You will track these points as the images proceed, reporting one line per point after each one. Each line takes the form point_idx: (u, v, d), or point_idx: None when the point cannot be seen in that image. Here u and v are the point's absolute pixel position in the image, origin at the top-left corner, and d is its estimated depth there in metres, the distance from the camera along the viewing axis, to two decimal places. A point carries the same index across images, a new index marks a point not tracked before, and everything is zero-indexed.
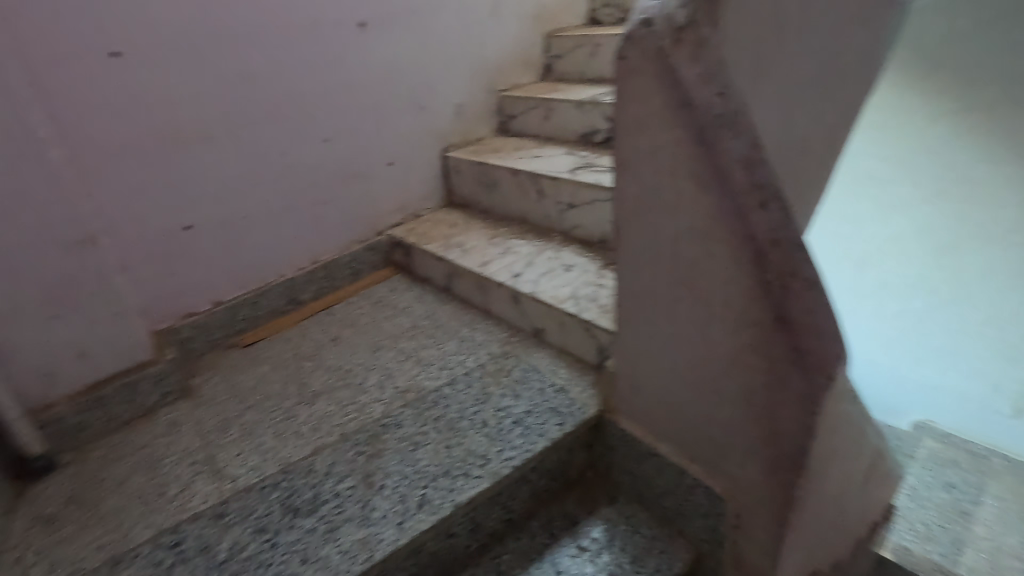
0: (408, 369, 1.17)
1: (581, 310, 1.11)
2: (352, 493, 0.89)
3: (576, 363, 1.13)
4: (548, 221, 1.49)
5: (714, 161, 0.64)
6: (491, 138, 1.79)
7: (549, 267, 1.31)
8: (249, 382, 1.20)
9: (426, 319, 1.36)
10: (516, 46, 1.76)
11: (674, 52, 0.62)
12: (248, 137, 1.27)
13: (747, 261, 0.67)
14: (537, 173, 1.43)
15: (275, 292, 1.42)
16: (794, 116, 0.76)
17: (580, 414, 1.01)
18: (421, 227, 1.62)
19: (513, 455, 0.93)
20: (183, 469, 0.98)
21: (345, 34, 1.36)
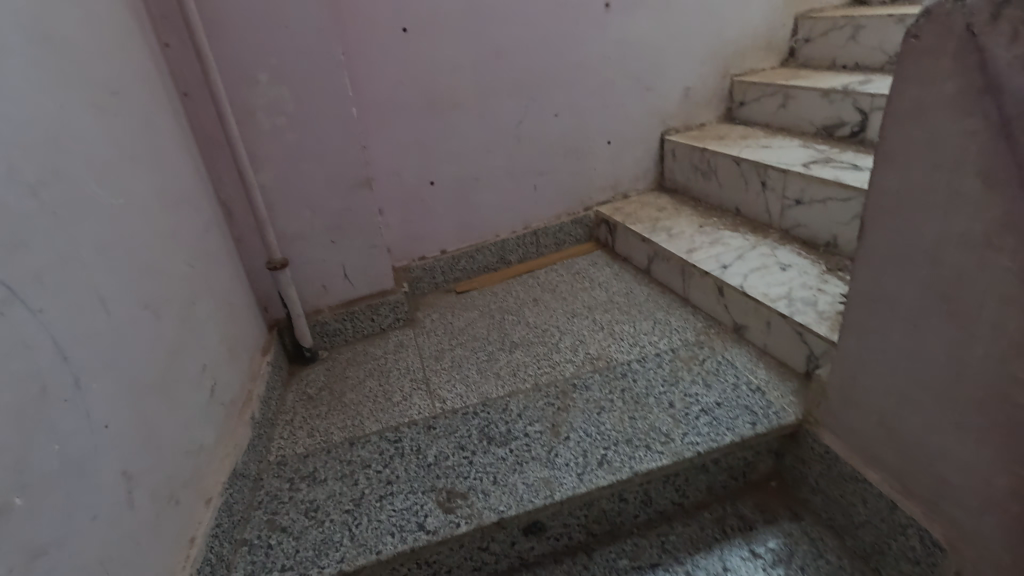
0: (600, 339, 1.22)
1: (795, 313, 1.04)
2: (539, 436, 0.97)
3: (778, 367, 1.07)
4: (766, 216, 1.40)
5: (1016, 159, 0.56)
6: (714, 124, 1.72)
7: (762, 263, 1.24)
8: (460, 323, 1.36)
9: (622, 296, 1.39)
10: (761, 27, 1.65)
11: (985, 30, 0.55)
12: (492, 107, 1.42)
13: None
14: (764, 164, 1.35)
15: (489, 250, 1.57)
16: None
17: (777, 418, 0.95)
18: (628, 208, 1.64)
19: (697, 441, 0.92)
20: (405, 383, 1.17)
21: (589, 13, 1.42)
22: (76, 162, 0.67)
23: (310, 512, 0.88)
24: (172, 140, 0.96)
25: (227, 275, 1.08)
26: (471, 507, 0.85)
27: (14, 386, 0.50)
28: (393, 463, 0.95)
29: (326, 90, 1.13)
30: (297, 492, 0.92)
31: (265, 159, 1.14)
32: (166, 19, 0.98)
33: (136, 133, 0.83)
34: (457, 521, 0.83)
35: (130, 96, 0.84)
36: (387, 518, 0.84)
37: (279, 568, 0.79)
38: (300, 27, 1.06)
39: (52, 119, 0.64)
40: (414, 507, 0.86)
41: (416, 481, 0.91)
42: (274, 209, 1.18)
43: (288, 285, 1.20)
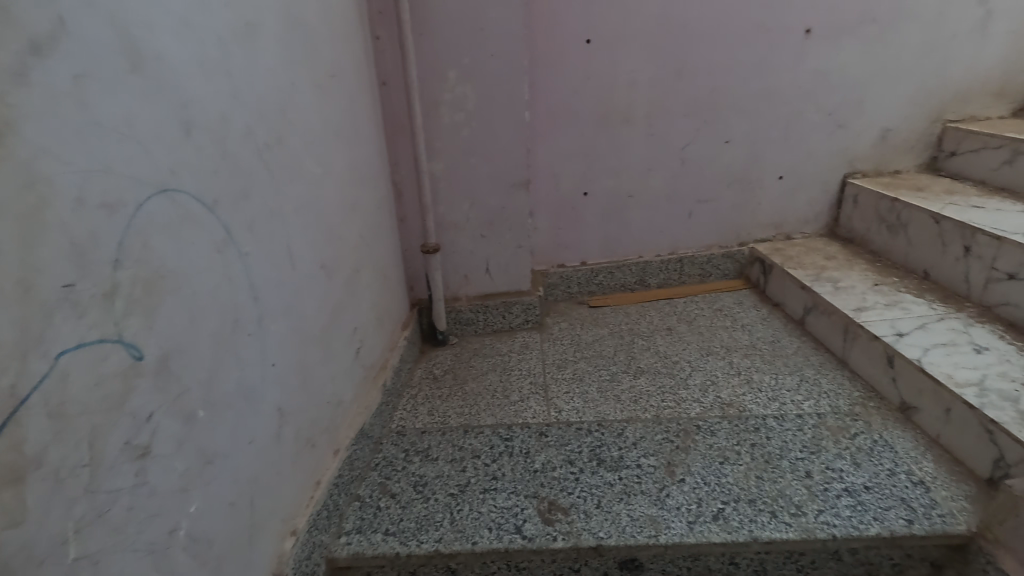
0: (735, 384, 1.14)
1: (987, 405, 0.88)
2: (652, 471, 0.92)
3: (951, 463, 0.91)
4: (963, 286, 1.20)
5: None
6: (912, 173, 1.52)
7: (951, 340, 1.06)
8: (588, 337, 1.35)
9: (768, 343, 1.28)
10: (995, 69, 1.42)
11: None
12: (662, 126, 1.39)
13: None
14: (972, 226, 1.16)
15: (630, 269, 1.53)
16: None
17: (942, 523, 0.81)
18: (790, 251, 1.51)
19: (835, 523, 0.81)
20: (523, 384, 1.18)
21: (789, 39, 1.33)
22: (295, 132, 0.76)
23: (418, 485, 0.92)
24: (367, 124, 1.06)
25: (387, 250, 1.17)
26: (571, 525, 0.83)
27: (218, 315, 0.58)
28: (501, 460, 0.97)
29: (506, 92, 1.18)
30: (409, 463, 0.97)
31: (440, 150, 1.22)
32: (382, 14, 1.09)
33: (342, 114, 0.94)
34: (554, 535, 0.81)
35: (344, 81, 0.95)
36: (487, 512, 0.86)
37: (383, 531, 0.84)
38: (493, 30, 1.12)
39: (285, 94, 0.74)
40: (515, 508, 0.86)
41: (520, 484, 0.91)
42: (437, 197, 1.26)
43: (436, 270, 1.28)
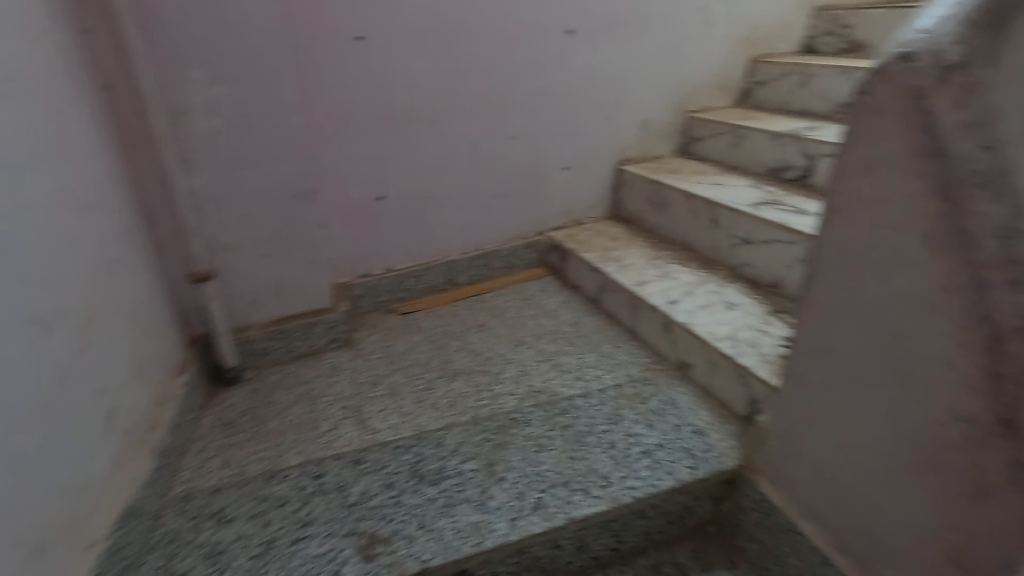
0: (544, 370, 1.19)
1: (739, 354, 1.03)
2: (473, 476, 0.91)
3: (719, 408, 1.06)
4: (715, 252, 1.41)
5: (959, 225, 0.56)
6: (669, 157, 1.74)
7: (709, 301, 1.24)
8: (401, 346, 1.30)
9: (569, 325, 1.37)
10: (718, 67, 1.68)
11: (935, 92, 0.55)
12: (449, 124, 1.38)
13: (972, 346, 0.57)
14: (715, 201, 1.36)
15: (437, 270, 1.51)
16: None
17: (715, 463, 0.94)
18: (581, 235, 1.63)
19: (637, 485, 0.89)
20: (334, 411, 1.09)
21: (553, 38, 1.42)
22: None
23: (212, 556, 0.79)
24: (88, 135, 0.87)
25: (142, 286, 0.99)
26: (394, 554, 0.78)
27: None
28: (312, 502, 0.88)
29: (270, 95, 1.06)
30: (200, 532, 0.83)
31: (198, 161, 1.05)
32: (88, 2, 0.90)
33: (43, 129, 0.75)
34: (375, 570, 0.76)
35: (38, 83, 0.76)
36: (298, 566, 0.77)
37: None
38: (242, 25, 0.99)
39: None
40: (330, 553, 0.79)
41: (336, 523, 0.84)
42: (202, 218, 1.09)
43: (212, 299, 1.11)
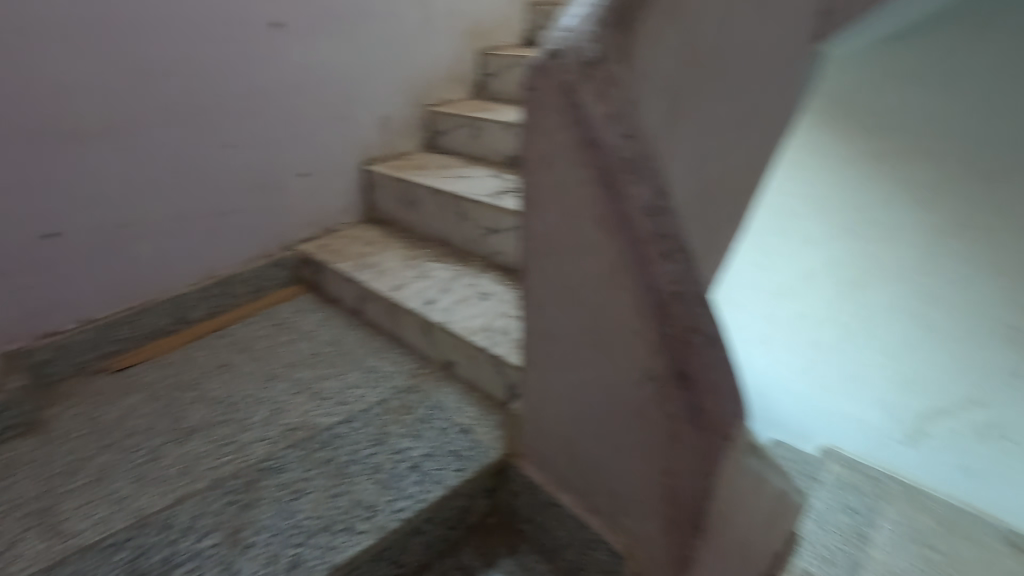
0: (300, 402, 1.07)
1: (493, 345, 1.05)
2: (213, 553, 0.78)
3: (484, 400, 1.08)
4: (468, 245, 1.42)
5: (619, 207, 0.61)
6: (416, 154, 1.71)
7: (465, 295, 1.25)
8: (114, 413, 1.06)
9: (329, 345, 1.26)
10: (446, 59, 1.69)
11: (582, 87, 0.59)
12: (133, 137, 1.15)
13: (649, 313, 0.63)
14: (459, 195, 1.37)
15: (158, 310, 1.27)
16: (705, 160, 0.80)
17: (482, 459, 0.94)
18: (334, 245, 1.52)
19: (405, 505, 0.86)
20: (10, 523, 0.83)
21: (253, 32, 1.26)
22: None
23: None
24: None
25: None
26: None
27: None
28: None
29: None
30: None
31: None
32: None
33: None
34: None
35: None
36: None
37: None
38: None
39: None
40: None
41: None
42: None
43: None
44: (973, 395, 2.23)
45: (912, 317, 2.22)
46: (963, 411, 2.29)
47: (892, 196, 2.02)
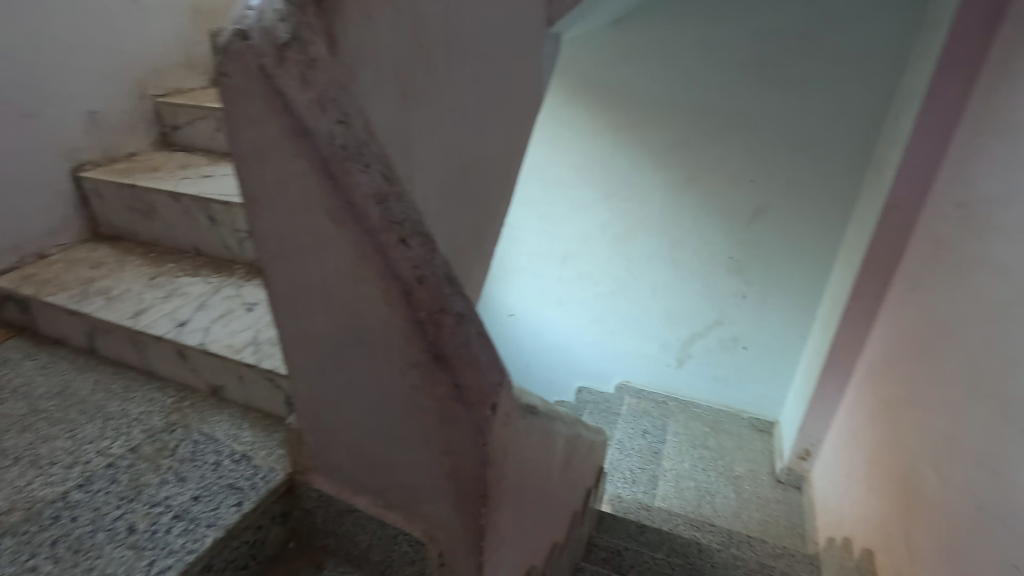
0: (15, 475, 0.87)
1: (262, 359, 0.97)
2: None
3: (263, 420, 0.99)
4: (225, 252, 1.27)
5: (345, 197, 0.58)
6: (148, 152, 1.55)
7: (226, 308, 1.12)
8: None
9: (54, 397, 1.04)
10: (172, 44, 1.61)
11: (279, 71, 0.54)
12: None
13: (397, 300, 0.63)
14: (203, 198, 1.20)
15: None
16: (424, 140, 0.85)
17: (263, 485, 0.87)
18: (47, 273, 1.25)
19: (166, 565, 0.75)
20: None
21: None
22: None
23: None
24: None
25: None
26: None
27: None
28: None
29: None
30: None
31: None
32: None
33: None
34: None
35: None
36: None
37: None
38: None
39: None
40: None
41: None
42: None
43: None
44: (709, 316, 3.16)
45: (661, 264, 3.12)
46: (709, 330, 3.21)
47: (637, 180, 2.94)
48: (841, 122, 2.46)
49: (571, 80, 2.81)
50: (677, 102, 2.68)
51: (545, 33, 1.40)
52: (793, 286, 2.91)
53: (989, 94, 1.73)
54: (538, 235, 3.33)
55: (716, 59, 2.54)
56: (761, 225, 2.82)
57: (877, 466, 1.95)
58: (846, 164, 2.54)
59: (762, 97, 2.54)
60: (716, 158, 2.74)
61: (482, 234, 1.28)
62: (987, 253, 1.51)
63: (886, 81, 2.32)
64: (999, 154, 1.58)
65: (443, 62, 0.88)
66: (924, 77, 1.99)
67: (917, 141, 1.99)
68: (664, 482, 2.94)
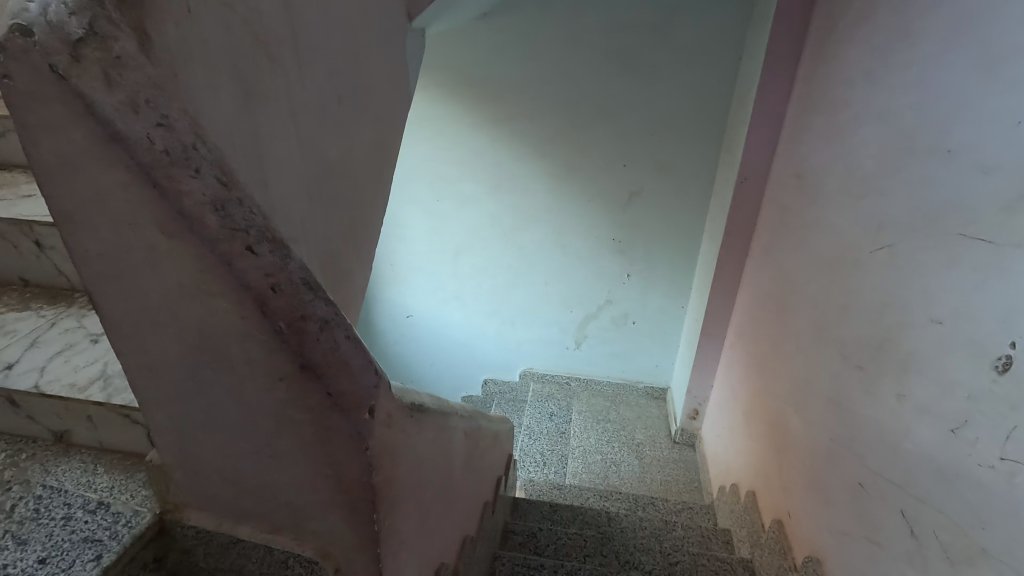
0: None
1: (112, 395, 0.88)
2: None
3: (122, 462, 0.90)
4: (62, 279, 1.12)
5: (175, 207, 0.54)
6: None
7: (66, 343, 1.00)
8: None
9: None
10: None
11: (75, 71, 0.48)
12: None
13: (251, 313, 0.60)
14: (24, 220, 1.03)
15: None
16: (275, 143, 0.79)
17: (125, 532, 0.78)
18: None
19: None
20: None
21: None
22: None
23: None
24: None
25: None
26: None
27: None
28: None
29: None
30: None
31: None
32: None
33: None
34: None
35: None
36: None
37: None
38: None
39: None
40: None
41: None
42: None
43: None
44: (600, 296, 3.31)
45: (550, 251, 3.21)
46: (601, 310, 3.36)
47: (519, 171, 3.00)
48: (696, 105, 2.68)
49: (444, 74, 2.80)
50: (549, 93, 2.77)
51: (405, 27, 1.37)
52: (670, 260, 3.12)
53: (810, 76, 1.97)
54: (427, 233, 3.31)
55: (581, 50, 2.65)
56: (638, 206, 2.99)
57: (750, 416, 2.21)
58: (704, 144, 2.77)
59: (627, 85, 2.69)
60: (590, 145, 2.87)
61: (359, 235, 1.24)
62: (819, 217, 1.72)
63: (729, 67, 2.56)
64: (822, 128, 1.80)
65: (289, 59, 0.83)
66: (758, 61, 2.21)
67: (759, 120, 2.22)
68: (573, 461, 3.11)
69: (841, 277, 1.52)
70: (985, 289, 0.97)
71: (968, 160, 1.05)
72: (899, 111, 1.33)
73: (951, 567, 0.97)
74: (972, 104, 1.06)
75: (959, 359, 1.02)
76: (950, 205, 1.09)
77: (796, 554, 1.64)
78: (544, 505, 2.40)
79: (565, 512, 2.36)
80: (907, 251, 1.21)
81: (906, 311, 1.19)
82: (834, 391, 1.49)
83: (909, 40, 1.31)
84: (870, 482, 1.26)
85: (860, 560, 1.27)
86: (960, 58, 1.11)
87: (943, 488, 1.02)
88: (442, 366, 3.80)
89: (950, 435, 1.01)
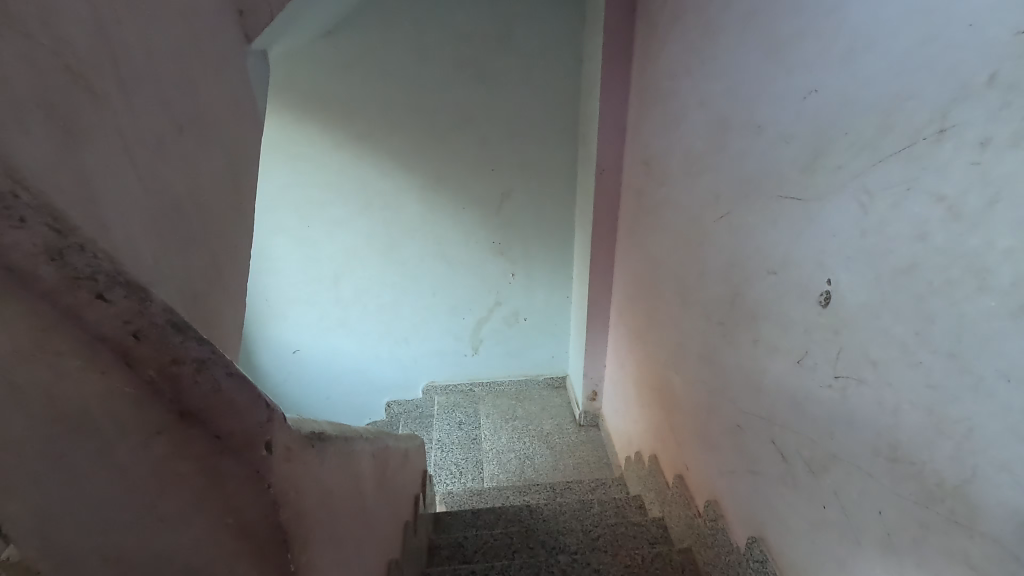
0: None
1: None
2: None
3: None
4: None
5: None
6: None
7: None
8: None
9: None
10: None
11: None
12: None
13: (113, 366, 0.56)
14: None
15: None
16: (110, 184, 0.73)
17: None
18: None
19: None
20: None
21: None
22: None
23: None
24: None
25: None
26: None
27: None
28: None
29: None
30: None
31: None
32: None
33: None
34: None
35: None
36: None
37: None
38: None
39: None
40: None
41: None
42: None
43: None
44: (489, 298, 3.37)
45: (433, 261, 3.21)
46: (493, 311, 3.43)
47: (389, 187, 2.97)
48: (550, 106, 2.83)
49: (295, 94, 2.69)
50: (408, 105, 2.77)
51: (243, 49, 1.31)
52: (549, 254, 3.26)
53: (642, 70, 2.18)
54: (301, 261, 3.15)
55: (434, 60, 2.68)
56: (511, 207, 3.10)
57: (640, 386, 2.39)
58: (562, 142, 2.93)
59: (483, 91, 2.77)
60: (457, 153, 2.91)
61: (223, 271, 1.16)
62: (669, 196, 1.92)
63: (573, 67, 2.75)
64: (659, 116, 2.00)
65: (113, 90, 0.76)
66: (597, 61, 2.39)
67: (606, 114, 2.40)
68: (488, 465, 3.14)
69: (694, 246, 1.70)
70: (800, 239, 1.15)
71: (773, 132, 1.23)
72: (716, 95, 1.52)
73: (816, 478, 1.14)
74: (770, 84, 1.24)
75: (792, 301, 1.19)
76: (765, 171, 1.27)
77: (698, 501, 1.81)
78: (467, 513, 2.40)
79: (487, 515, 2.39)
80: (741, 216, 1.39)
81: (747, 268, 1.37)
82: (704, 348, 1.66)
83: (715, 33, 1.51)
84: (744, 421, 1.43)
85: (748, 491, 1.44)
86: (756, 47, 1.30)
87: (798, 413, 1.18)
88: (339, 398, 3.64)
89: (796, 367, 1.18)
